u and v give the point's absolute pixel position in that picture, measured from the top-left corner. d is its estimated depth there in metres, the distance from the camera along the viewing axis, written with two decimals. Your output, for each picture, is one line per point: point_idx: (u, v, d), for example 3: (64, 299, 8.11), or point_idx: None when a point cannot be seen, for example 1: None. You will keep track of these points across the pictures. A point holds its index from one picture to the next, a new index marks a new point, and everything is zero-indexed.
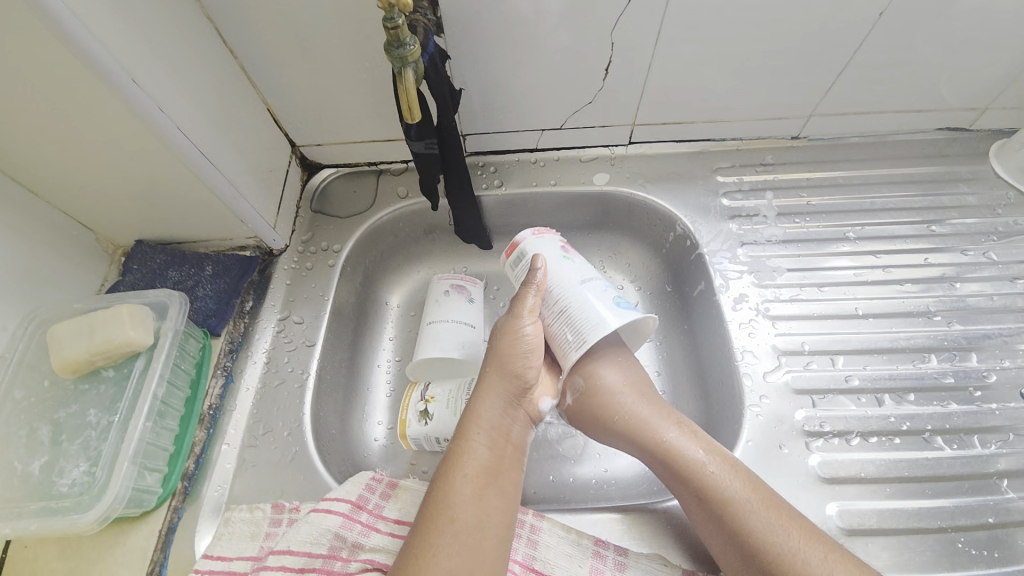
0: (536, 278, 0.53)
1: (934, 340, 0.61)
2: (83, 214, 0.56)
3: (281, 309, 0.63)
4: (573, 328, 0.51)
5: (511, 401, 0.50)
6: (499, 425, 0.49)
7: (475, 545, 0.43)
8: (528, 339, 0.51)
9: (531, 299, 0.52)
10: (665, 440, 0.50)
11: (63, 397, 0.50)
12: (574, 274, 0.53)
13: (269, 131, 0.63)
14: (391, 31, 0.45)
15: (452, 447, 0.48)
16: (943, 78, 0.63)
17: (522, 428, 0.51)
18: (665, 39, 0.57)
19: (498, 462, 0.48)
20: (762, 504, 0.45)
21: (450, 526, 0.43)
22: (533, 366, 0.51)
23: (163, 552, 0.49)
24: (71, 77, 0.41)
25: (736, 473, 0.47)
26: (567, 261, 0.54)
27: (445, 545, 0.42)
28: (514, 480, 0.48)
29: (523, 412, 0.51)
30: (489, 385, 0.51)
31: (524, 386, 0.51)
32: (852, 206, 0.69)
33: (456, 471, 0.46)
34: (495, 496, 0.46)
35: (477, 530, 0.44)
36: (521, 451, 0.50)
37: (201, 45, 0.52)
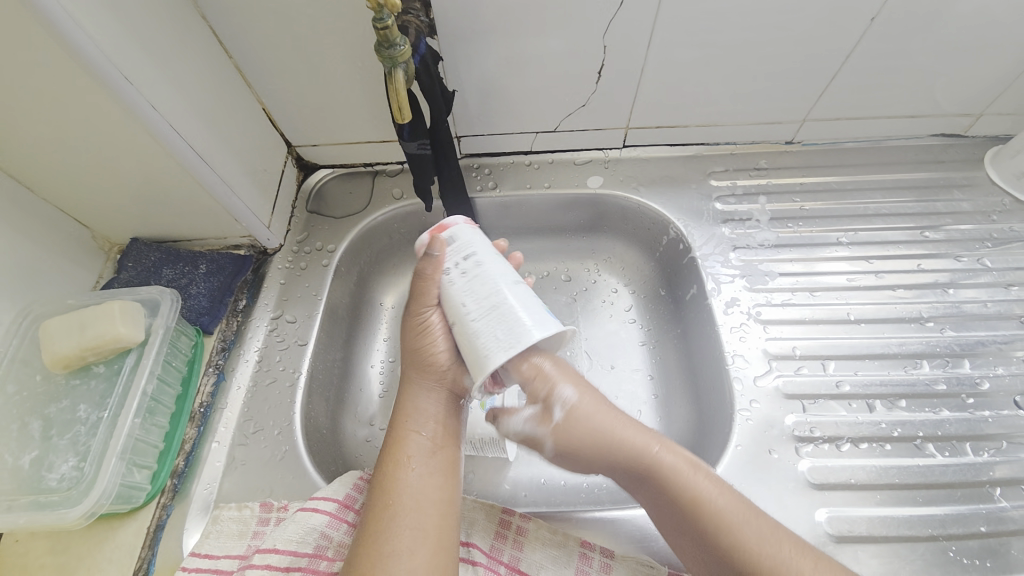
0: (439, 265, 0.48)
1: (927, 347, 0.61)
2: (79, 212, 0.57)
3: (274, 308, 0.64)
4: (503, 326, 0.43)
5: (435, 384, 0.49)
6: (427, 409, 0.49)
7: (418, 527, 0.43)
8: (429, 324, 0.48)
9: (429, 287, 0.48)
10: (656, 458, 0.46)
11: (54, 392, 0.50)
12: (502, 273, 0.46)
13: (264, 132, 0.64)
14: (380, 32, 0.45)
15: (387, 440, 0.48)
16: (937, 83, 0.63)
17: (455, 406, 0.50)
18: (658, 43, 0.57)
19: (430, 447, 0.47)
20: (752, 518, 0.44)
21: (388, 512, 0.44)
22: (439, 348, 0.48)
23: (151, 549, 0.49)
24: (65, 75, 0.42)
25: (722, 490, 0.45)
26: (494, 260, 0.47)
27: (387, 533, 0.43)
28: (450, 458, 0.48)
29: (446, 393, 0.49)
30: (411, 376, 0.50)
31: (443, 366, 0.49)
32: (846, 211, 0.69)
33: (390, 462, 0.46)
34: (431, 477, 0.46)
35: (418, 513, 0.44)
36: (455, 429, 0.50)
37: (196, 45, 0.52)
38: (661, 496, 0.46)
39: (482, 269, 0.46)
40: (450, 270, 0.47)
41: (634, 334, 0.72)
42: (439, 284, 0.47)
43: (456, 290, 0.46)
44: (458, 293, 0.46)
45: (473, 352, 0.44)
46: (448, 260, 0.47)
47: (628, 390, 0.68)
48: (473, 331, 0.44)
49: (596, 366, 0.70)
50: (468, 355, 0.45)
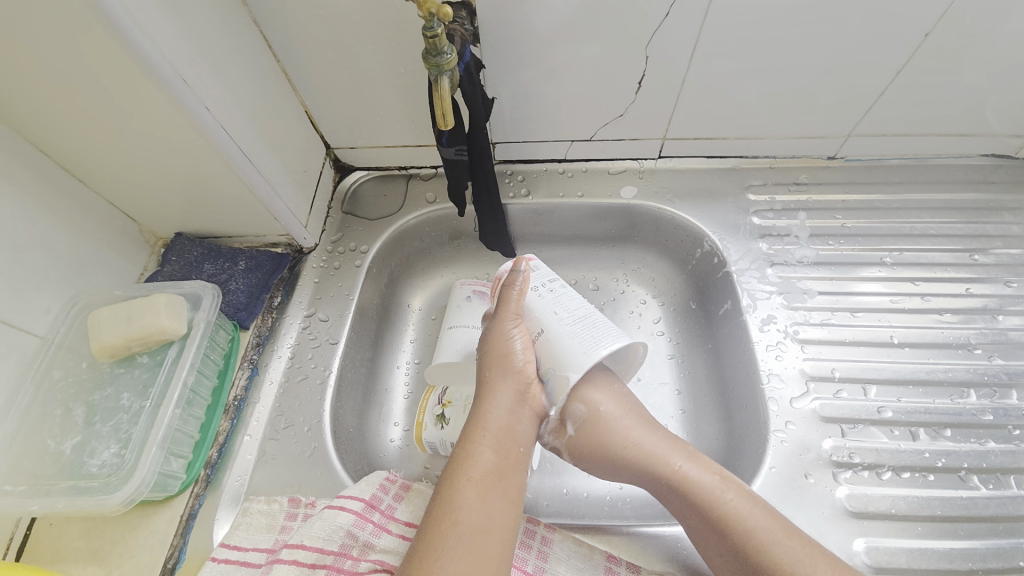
0: (520, 279, 0.53)
1: (973, 374, 0.59)
2: (130, 207, 0.59)
3: (307, 306, 0.65)
4: (592, 334, 0.49)
5: (519, 401, 0.49)
6: (506, 426, 0.48)
7: (484, 550, 0.43)
8: (518, 340, 0.50)
9: (514, 299, 0.52)
10: (681, 468, 0.48)
11: (99, 379, 0.52)
12: (578, 300, 0.53)
13: (305, 133, 0.65)
14: (429, 39, 0.46)
15: (460, 451, 0.48)
16: (991, 103, 0.61)
17: (531, 428, 0.50)
18: (700, 54, 0.57)
19: (505, 465, 0.47)
20: (781, 534, 0.44)
21: (454, 530, 0.43)
22: (528, 362, 0.50)
23: (182, 537, 0.50)
24: (126, 75, 0.43)
25: (754, 502, 0.46)
26: (568, 290, 0.54)
27: (451, 550, 0.42)
28: (519, 483, 0.47)
29: (529, 411, 0.50)
30: (494, 386, 0.49)
31: (535, 383, 0.50)
32: (889, 230, 0.67)
33: (463, 475, 0.46)
34: (502, 500, 0.45)
35: (485, 535, 0.43)
36: (527, 453, 0.49)
37: (247, 46, 0.54)
38: (684, 506, 0.47)
39: (565, 292, 0.53)
40: (533, 286, 0.53)
41: (663, 347, 0.71)
42: (524, 299, 0.52)
43: (539, 302, 0.52)
44: (542, 304, 0.51)
45: (564, 356, 0.49)
46: (531, 281, 0.53)
47: (656, 404, 0.67)
48: (564, 336, 0.49)
49: None
50: (555, 360, 0.49)
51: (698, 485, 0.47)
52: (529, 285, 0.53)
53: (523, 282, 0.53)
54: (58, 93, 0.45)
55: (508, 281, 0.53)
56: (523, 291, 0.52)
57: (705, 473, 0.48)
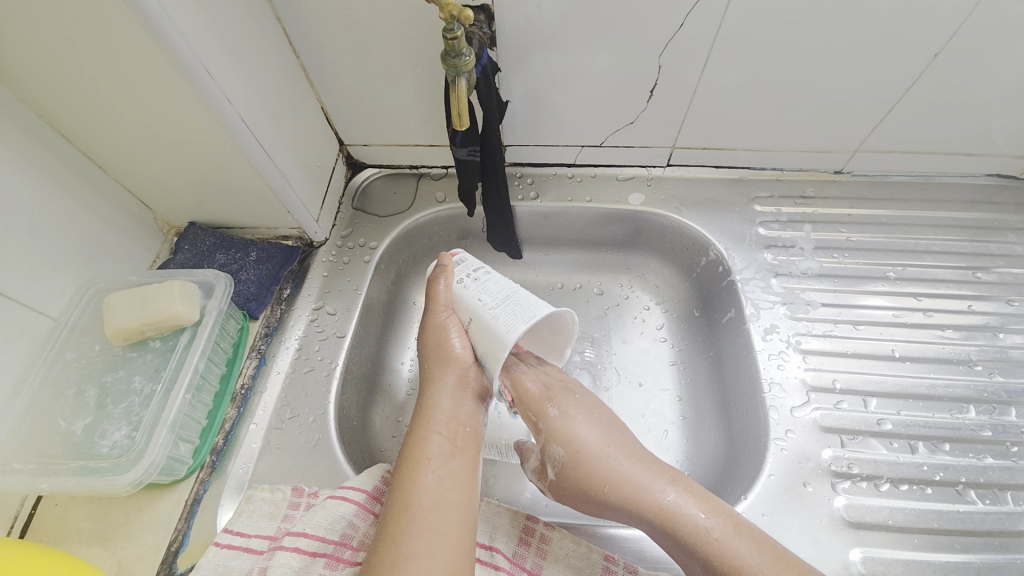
0: (446, 271, 0.54)
1: (973, 391, 0.59)
2: (147, 195, 0.60)
3: (316, 299, 0.66)
4: (515, 309, 0.48)
5: (461, 386, 0.51)
6: (450, 411, 0.50)
7: (439, 529, 0.44)
8: (450, 328, 0.51)
9: (442, 292, 0.53)
10: (665, 504, 0.47)
11: (111, 362, 0.53)
12: (500, 282, 0.52)
13: (320, 129, 0.66)
14: (449, 41, 0.47)
15: (408, 441, 0.49)
16: (998, 123, 0.61)
17: (477, 410, 0.51)
18: (712, 65, 0.58)
19: (452, 447, 0.48)
20: (772, 565, 0.44)
21: (406, 514, 0.44)
22: (461, 349, 0.51)
23: (186, 521, 0.51)
24: (155, 66, 0.45)
25: (742, 535, 0.46)
26: (489, 273, 0.53)
27: (407, 533, 0.43)
28: (472, 461, 0.49)
29: (472, 394, 0.51)
30: (433, 376, 0.51)
31: (472, 367, 0.51)
32: (894, 246, 0.68)
33: (412, 462, 0.47)
34: (451, 479, 0.46)
35: (437, 514, 0.44)
36: (476, 433, 0.50)
37: (268, 42, 0.55)
38: (675, 542, 0.47)
39: (491, 276, 0.52)
40: (461, 277, 0.53)
41: (665, 353, 0.72)
42: (452, 287, 0.53)
43: (467, 291, 0.51)
44: (471, 292, 0.51)
45: (492, 339, 0.48)
46: (455, 272, 0.53)
47: (657, 409, 0.68)
48: (491, 319, 0.49)
49: (624, 383, 0.69)
50: (487, 344, 0.49)
51: (685, 520, 0.47)
52: (460, 275, 0.53)
53: (446, 275, 0.53)
54: (85, 80, 0.46)
55: (434, 277, 0.54)
56: (450, 278, 0.53)
57: (692, 507, 0.47)
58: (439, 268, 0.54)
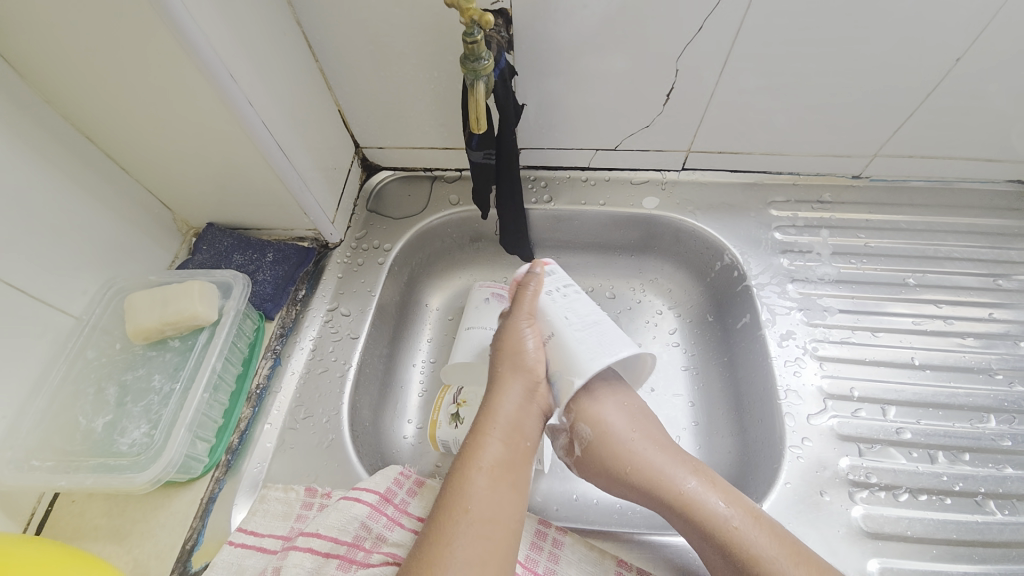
0: (533, 281, 0.55)
1: (994, 400, 0.58)
2: (168, 195, 0.61)
3: (330, 300, 0.66)
4: (598, 341, 0.52)
5: (529, 397, 0.50)
6: (516, 419, 0.49)
7: (492, 540, 0.44)
8: (530, 338, 0.52)
9: (529, 300, 0.54)
10: (686, 491, 0.48)
11: (131, 361, 0.54)
12: (585, 308, 0.55)
13: (337, 131, 0.67)
14: (468, 46, 0.47)
15: (468, 443, 0.49)
16: (1020, 129, 0.60)
17: (538, 424, 0.51)
18: (729, 69, 0.57)
19: (511, 459, 0.48)
20: (788, 559, 0.44)
21: (464, 517, 0.44)
22: (541, 362, 0.51)
23: (201, 520, 0.51)
24: (180, 70, 0.46)
25: (762, 527, 0.45)
26: (577, 295, 0.56)
27: (457, 540, 0.43)
28: (524, 476, 0.48)
29: (537, 407, 0.51)
30: (508, 379, 0.51)
31: (543, 381, 0.52)
32: (912, 252, 0.67)
33: (470, 467, 0.47)
34: (507, 490, 0.46)
35: (491, 523, 0.44)
36: (534, 448, 0.50)
37: (289, 46, 0.55)
38: (692, 529, 0.47)
39: (580, 298, 0.55)
40: (547, 292, 0.55)
41: (678, 358, 0.71)
42: (540, 300, 0.54)
43: (555, 310, 0.53)
44: (560, 310, 0.53)
45: (573, 359, 0.51)
46: (545, 284, 0.55)
47: (669, 414, 0.67)
48: (573, 341, 0.52)
49: (637, 388, 0.69)
50: (564, 363, 0.51)
51: (704, 509, 0.47)
52: (546, 291, 0.55)
53: (536, 284, 0.54)
54: (111, 84, 0.47)
55: (522, 285, 0.55)
56: (536, 292, 0.54)
57: (711, 496, 0.47)
58: (532, 275, 0.55)
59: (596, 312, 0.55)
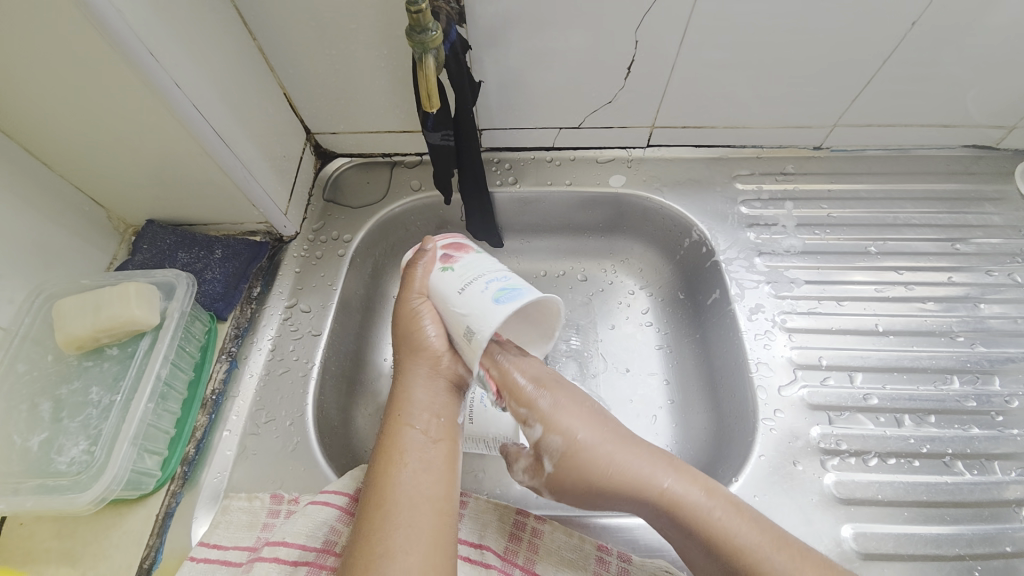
0: (428, 254, 0.51)
1: (956, 361, 0.60)
2: (98, 192, 0.56)
3: (288, 297, 0.63)
4: (500, 292, 0.45)
5: (432, 374, 0.48)
6: (423, 402, 0.47)
7: (410, 525, 0.42)
8: (422, 316, 0.49)
9: (421, 278, 0.50)
10: (666, 491, 0.46)
11: (67, 373, 0.50)
12: (491, 265, 0.48)
13: (284, 117, 0.63)
14: (414, 15, 0.44)
15: (384, 431, 0.47)
16: (973, 95, 0.61)
17: (451, 398, 0.49)
18: (689, 41, 0.56)
19: (425, 438, 0.46)
20: (771, 545, 0.43)
21: (381, 510, 0.42)
22: (433, 339, 0.48)
23: (159, 537, 0.48)
24: (87, 49, 0.41)
25: (742, 516, 0.45)
26: (478, 256, 0.50)
27: (380, 530, 0.41)
28: (448, 453, 0.46)
29: (446, 383, 0.49)
30: (406, 365, 0.49)
31: (444, 353, 0.48)
32: (875, 220, 0.68)
33: (387, 455, 0.45)
34: (426, 471, 0.44)
35: (413, 509, 0.42)
36: (452, 423, 0.48)
37: (220, 23, 0.51)
38: (675, 526, 0.46)
39: (483, 259, 0.50)
40: (452, 266, 0.49)
41: (651, 338, 0.71)
42: (431, 274, 0.50)
43: (452, 275, 0.48)
44: (463, 269, 0.48)
45: (477, 310, 0.44)
46: (435, 259, 0.51)
47: (644, 394, 0.67)
48: (478, 294, 0.45)
49: (611, 369, 0.68)
50: (472, 315, 0.44)
51: (685, 506, 0.45)
52: (455, 262, 0.49)
53: (426, 262, 0.51)
54: (8, 67, 0.42)
55: (413, 264, 0.52)
56: (428, 267, 0.50)
57: (690, 490, 0.46)
58: (421, 254, 0.52)
59: (495, 267, 0.48)
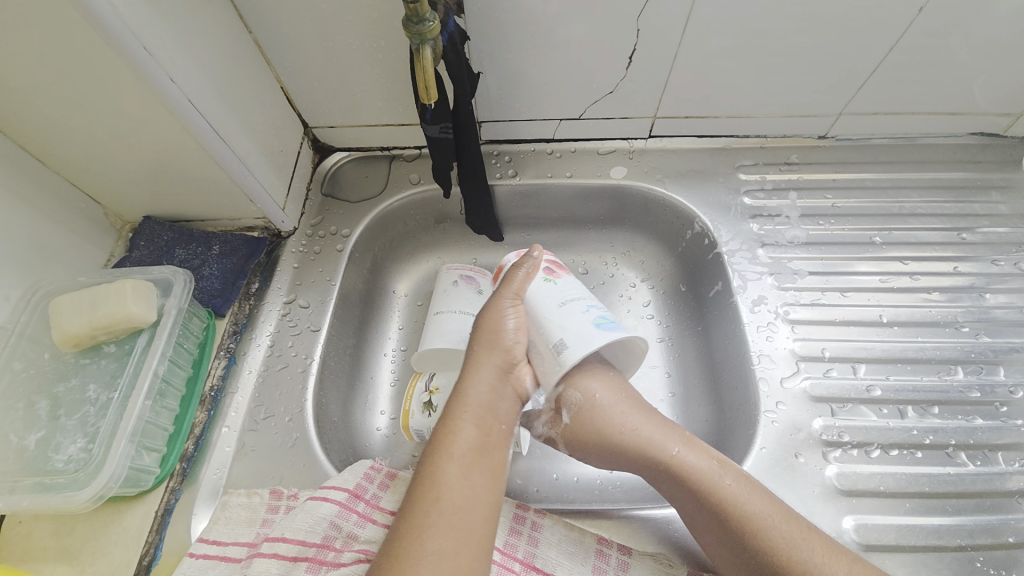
0: (529, 261, 0.53)
1: (960, 352, 0.59)
2: (93, 188, 0.56)
3: (287, 293, 0.62)
4: (598, 321, 0.48)
5: (503, 377, 0.48)
6: (488, 402, 0.47)
7: (462, 527, 0.41)
8: (509, 316, 0.49)
9: (518, 281, 0.51)
10: (676, 454, 0.47)
11: (64, 370, 0.49)
12: (579, 291, 0.52)
13: (280, 111, 0.62)
14: (410, 6, 0.43)
15: (442, 426, 0.46)
16: (981, 81, 0.60)
17: (513, 405, 0.48)
18: (691, 30, 0.55)
19: (487, 442, 0.46)
20: (778, 517, 0.43)
21: (436, 506, 0.42)
22: (519, 342, 0.49)
23: (158, 533, 0.48)
24: (79, 42, 0.40)
25: (749, 486, 0.45)
26: (567, 279, 0.53)
27: (431, 527, 0.41)
28: (502, 459, 0.46)
29: (512, 389, 0.48)
30: (479, 360, 0.49)
31: (520, 360, 0.49)
32: (880, 209, 0.67)
33: (444, 452, 0.44)
34: (482, 475, 0.44)
35: (466, 511, 0.42)
36: (510, 431, 0.48)
37: (214, 15, 0.50)
38: (683, 493, 0.46)
39: (578, 284, 0.53)
40: (555, 279, 0.52)
41: (653, 330, 0.70)
42: (531, 281, 0.51)
43: (553, 288, 0.51)
44: (565, 287, 0.51)
45: (572, 327, 0.47)
46: (539, 269, 0.52)
47: (646, 387, 0.66)
48: (574, 313, 0.49)
49: None
50: (562, 330, 0.47)
51: (694, 471, 0.46)
52: (558, 278, 0.52)
53: (529, 267, 0.52)
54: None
55: (514, 266, 0.53)
56: (529, 273, 0.52)
57: (700, 458, 0.47)
58: (526, 258, 0.53)
59: (582, 293, 0.52)
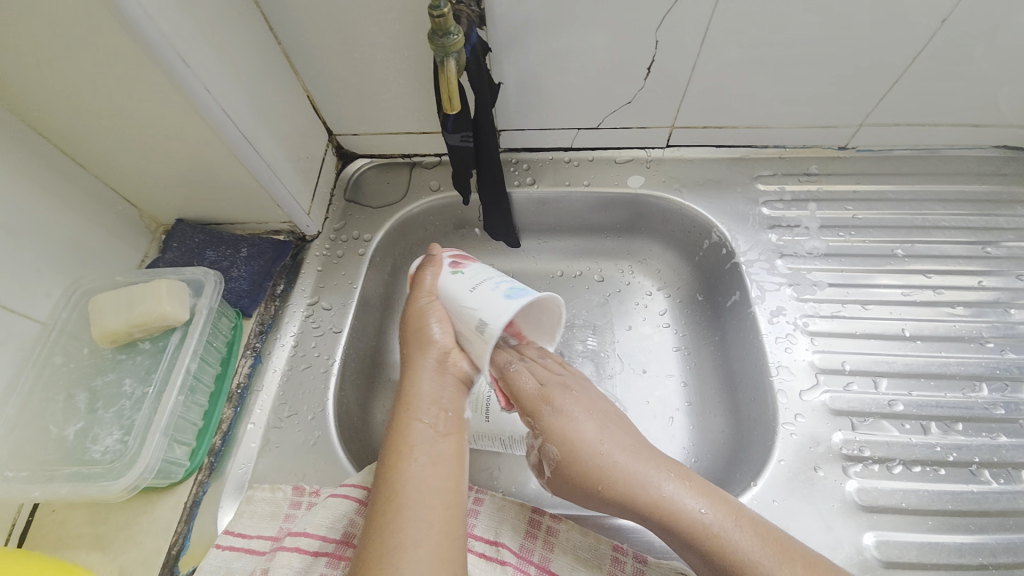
0: (435, 260, 0.53)
1: (985, 368, 0.58)
2: (130, 191, 0.58)
3: (311, 295, 0.64)
4: (509, 288, 0.47)
5: (440, 370, 0.49)
6: (433, 397, 0.48)
7: (422, 517, 0.42)
8: (430, 314, 0.49)
9: (429, 279, 0.51)
10: (664, 498, 0.45)
11: (101, 365, 0.52)
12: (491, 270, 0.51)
13: (307, 118, 0.64)
14: (436, 20, 0.45)
15: (393, 428, 0.47)
16: (1006, 93, 0.59)
17: (459, 393, 0.49)
18: (711, 41, 0.55)
19: (437, 432, 0.46)
20: (776, 558, 0.42)
21: (393, 504, 0.42)
22: (440, 334, 0.49)
23: (186, 525, 0.50)
24: (124, 55, 0.42)
25: (745, 524, 0.44)
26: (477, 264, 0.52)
27: (392, 525, 0.41)
28: (456, 445, 0.47)
29: (453, 377, 0.49)
30: (413, 360, 0.49)
31: (450, 347, 0.49)
32: (902, 222, 0.66)
33: (398, 451, 0.45)
34: (437, 464, 0.45)
35: (425, 503, 0.43)
36: (460, 418, 0.49)
37: (247, 27, 0.52)
38: (674, 538, 0.45)
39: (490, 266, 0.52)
40: (462, 269, 0.51)
41: (669, 339, 0.70)
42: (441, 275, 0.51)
43: (462, 277, 0.50)
44: (472, 273, 0.50)
45: (489, 302, 0.46)
46: (444, 263, 0.52)
47: (661, 395, 0.66)
48: (489, 289, 0.47)
49: (628, 370, 0.68)
50: (483, 308, 0.46)
51: (684, 514, 0.44)
52: (465, 267, 0.51)
53: (434, 266, 0.52)
54: (50, 73, 0.44)
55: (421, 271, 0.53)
56: (438, 269, 0.52)
57: (691, 499, 0.45)
58: (428, 258, 0.53)
59: (490, 272, 0.50)
